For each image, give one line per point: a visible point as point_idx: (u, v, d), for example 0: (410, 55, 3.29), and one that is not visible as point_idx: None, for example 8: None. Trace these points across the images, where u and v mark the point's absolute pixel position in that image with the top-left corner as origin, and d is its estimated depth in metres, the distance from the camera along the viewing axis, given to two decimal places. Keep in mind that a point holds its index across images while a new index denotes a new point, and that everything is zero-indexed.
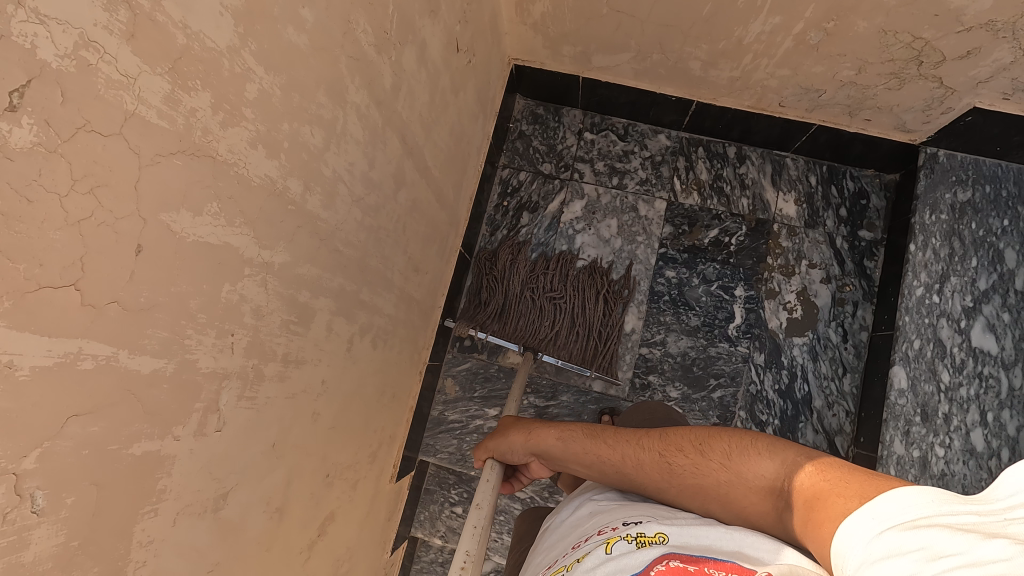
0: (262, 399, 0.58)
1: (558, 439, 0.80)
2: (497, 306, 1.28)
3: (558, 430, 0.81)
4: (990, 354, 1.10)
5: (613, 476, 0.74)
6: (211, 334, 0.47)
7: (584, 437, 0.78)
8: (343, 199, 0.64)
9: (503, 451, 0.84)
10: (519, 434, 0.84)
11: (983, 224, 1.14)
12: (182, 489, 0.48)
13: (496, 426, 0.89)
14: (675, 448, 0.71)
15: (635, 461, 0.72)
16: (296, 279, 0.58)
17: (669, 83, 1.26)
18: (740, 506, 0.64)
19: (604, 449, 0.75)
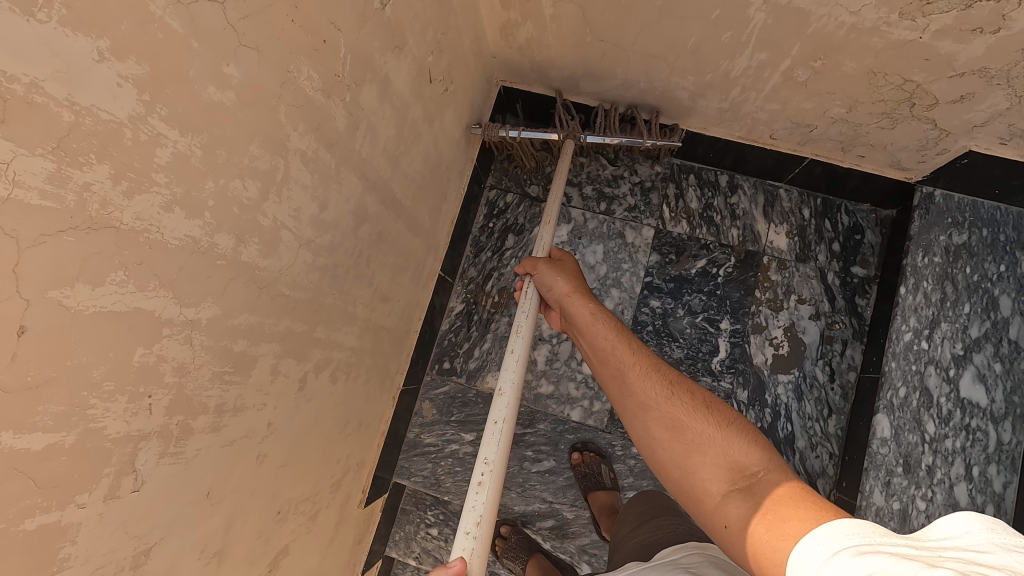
0: (191, 452, 0.57)
1: (590, 313, 0.79)
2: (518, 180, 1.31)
3: (596, 308, 0.80)
4: (978, 406, 1.06)
5: (612, 371, 0.74)
6: (123, 400, 0.46)
7: (620, 329, 0.77)
8: (287, 244, 0.63)
9: (542, 283, 0.85)
10: (566, 282, 0.83)
11: (977, 269, 1.10)
12: (93, 552, 0.47)
13: (543, 257, 0.87)
14: (685, 389, 0.69)
15: (642, 373, 0.71)
16: (229, 331, 0.57)
17: (659, 112, 1.22)
18: (699, 466, 0.61)
19: (625, 348, 0.74)
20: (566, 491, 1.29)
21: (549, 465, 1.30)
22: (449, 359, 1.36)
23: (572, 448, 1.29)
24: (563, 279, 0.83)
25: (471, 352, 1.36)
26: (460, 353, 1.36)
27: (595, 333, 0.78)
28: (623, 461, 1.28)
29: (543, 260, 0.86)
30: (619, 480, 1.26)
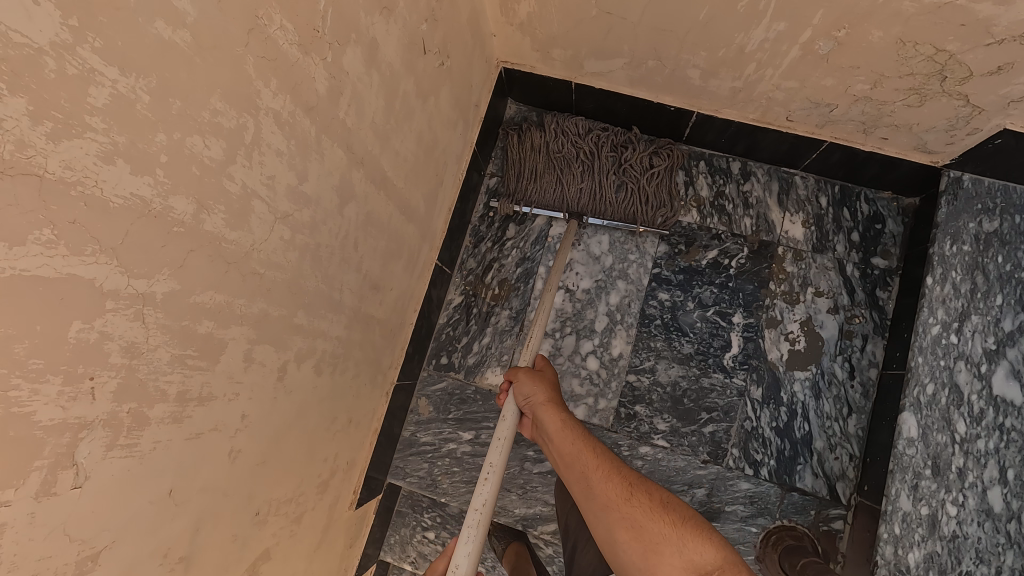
0: (147, 445, 0.51)
1: (559, 422, 0.89)
2: (528, 165, 1.28)
3: (566, 418, 0.90)
4: (1013, 404, 0.98)
5: (579, 475, 0.82)
6: (56, 381, 0.40)
7: (585, 438, 0.87)
8: (259, 216, 0.57)
9: (522, 391, 0.94)
10: (541, 394, 0.93)
11: (1010, 258, 1.02)
12: (24, 558, 0.41)
13: (527, 368, 0.98)
14: (643, 490, 0.77)
15: (605, 476, 0.79)
16: (191, 309, 0.51)
17: (668, 93, 1.16)
18: (655, 563, 0.68)
19: (589, 455, 0.83)
20: None
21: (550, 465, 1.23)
22: (446, 354, 1.30)
23: None
24: (539, 390, 0.93)
25: (470, 347, 1.29)
26: (458, 348, 1.30)
27: (563, 442, 0.87)
28: (630, 461, 1.21)
29: (525, 370, 0.96)
30: None
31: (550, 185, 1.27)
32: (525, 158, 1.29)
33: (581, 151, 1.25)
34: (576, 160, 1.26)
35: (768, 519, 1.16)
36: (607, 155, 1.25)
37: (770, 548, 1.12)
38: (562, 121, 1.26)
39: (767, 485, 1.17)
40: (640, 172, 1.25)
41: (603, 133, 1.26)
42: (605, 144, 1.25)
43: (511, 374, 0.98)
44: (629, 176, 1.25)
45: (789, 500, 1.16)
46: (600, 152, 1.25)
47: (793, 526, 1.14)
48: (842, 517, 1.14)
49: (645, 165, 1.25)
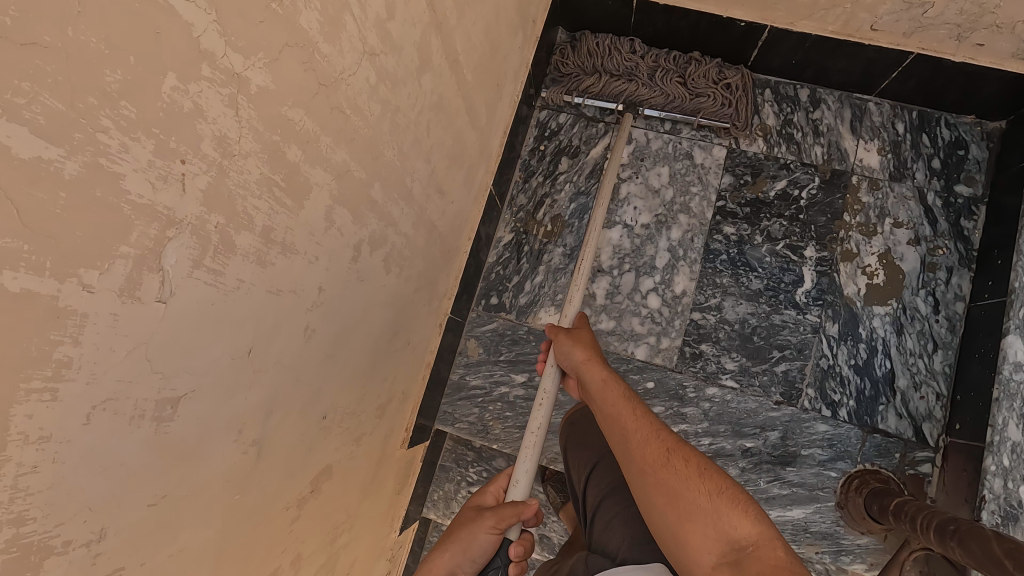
0: (231, 280, 0.43)
1: (601, 380, 0.75)
2: (583, 75, 1.23)
3: (608, 376, 0.75)
4: None
5: (614, 438, 0.69)
6: (147, 145, 0.32)
7: (626, 398, 0.72)
8: (350, 37, 0.50)
9: (562, 352, 0.82)
10: (584, 350, 0.80)
11: None
12: (101, 372, 0.34)
13: (567, 328, 0.85)
14: (681, 458, 0.62)
15: (641, 439, 0.65)
16: (280, 122, 0.44)
17: (740, 5, 1.10)
18: (690, 536, 0.56)
19: (627, 415, 0.69)
20: None
21: None
22: (497, 294, 1.23)
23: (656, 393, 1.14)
24: (581, 349, 0.80)
25: (522, 286, 1.22)
26: (509, 288, 1.22)
27: (601, 401, 0.73)
28: (697, 404, 1.13)
29: (563, 331, 0.84)
30: (691, 425, 1.12)
31: (609, 92, 1.21)
32: (581, 69, 1.23)
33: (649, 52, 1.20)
34: (640, 68, 1.20)
35: (848, 463, 1.08)
36: (675, 57, 1.19)
37: (853, 493, 1.03)
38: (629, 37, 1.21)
39: (847, 428, 1.09)
40: (709, 76, 1.18)
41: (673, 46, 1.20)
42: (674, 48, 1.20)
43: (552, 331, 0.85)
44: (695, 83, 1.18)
45: (871, 443, 1.08)
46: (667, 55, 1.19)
47: (877, 470, 1.06)
48: (930, 460, 1.06)
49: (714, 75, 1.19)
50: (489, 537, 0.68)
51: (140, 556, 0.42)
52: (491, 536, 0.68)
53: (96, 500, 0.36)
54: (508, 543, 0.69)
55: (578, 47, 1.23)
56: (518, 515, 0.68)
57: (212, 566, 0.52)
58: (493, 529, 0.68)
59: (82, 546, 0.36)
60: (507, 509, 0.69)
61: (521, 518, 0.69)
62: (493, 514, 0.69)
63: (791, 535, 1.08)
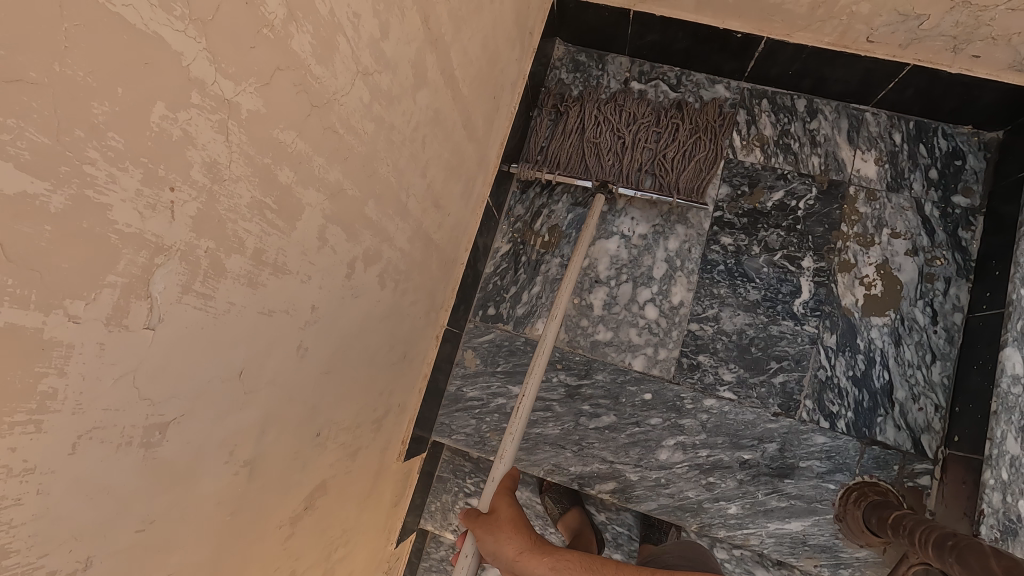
0: (221, 304, 0.43)
1: (551, 573, 0.64)
2: (555, 148, 1.21)
3: (556, 563, 0.65)
4: None
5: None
6: (137, 174, 0.32)
7: (590, 574, 0.63)
8: (344, 57, 0.49)
9: (489, 552, 0.69)
10: (513, 538, 0.68)
11: None
12: (88, 402, 0.34)
13: (479, 513, 0.72)
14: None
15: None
16: (273, 145, 0.43)
17: (737, 16, 1.10)
18: None
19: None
20: (629, 450, 1.13)
21: (608, 420, 1.14)
22: (494, 305, 1.22)
23: (654, 404, 1.14)
24: (508, 540, 0.68)
25: (519, 297, 1.22)
26: (506, 298, 1.22)
27: None
28: (694, 416, 1.12)
29: (477, 518, 0.71)
30: (688, 436, 1.12)
31: (579, 167, 1.19)
32: (556, 141, 1.22)
33: (619, 141, 1.19)
34: (612, 145, 1.19)
35: (846, 475, 1.07)
36: (644, 147, 1.18)
37: (851, 505, 1.03)
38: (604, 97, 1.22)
39: (845, 439, 1.08)
40: (678, 160, 1.17)
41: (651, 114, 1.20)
42: (644, 138, 1.18)
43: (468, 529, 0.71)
44: (664, 158, 1.18)
45: (869, 454, 1.07)
46: (636, 145, 1.19)
47: (875, 482, 1.06)
48: (929, 472, 1.05)
49: (683, 156, 1.19)
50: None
51: None
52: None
53: (81, 530, 0.36)
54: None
55: (558, 119, 1.24)
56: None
57: None
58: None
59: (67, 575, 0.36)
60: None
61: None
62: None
63: (789, 547, 1.07)
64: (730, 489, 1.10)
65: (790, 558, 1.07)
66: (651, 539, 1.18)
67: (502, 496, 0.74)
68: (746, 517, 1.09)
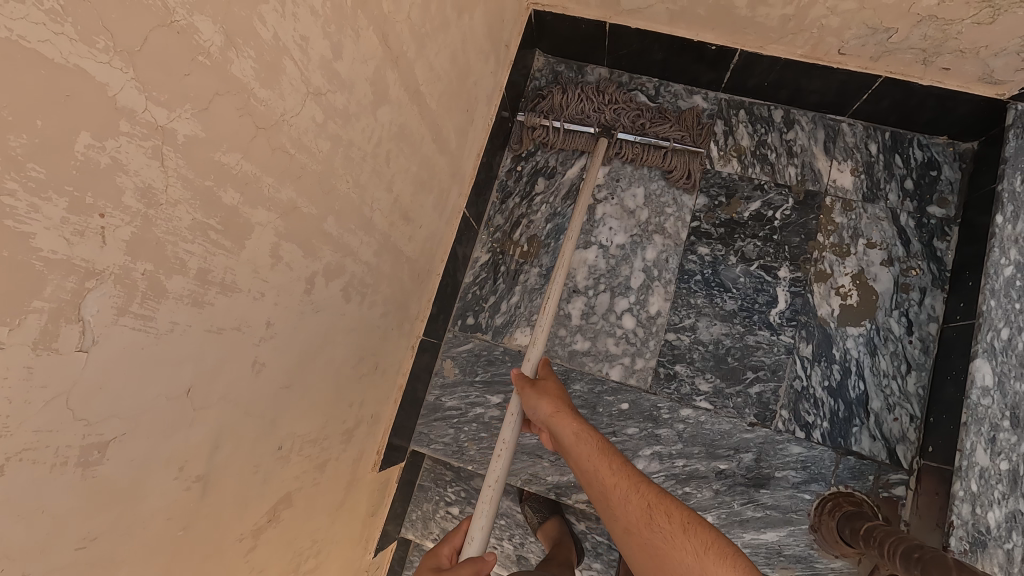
0: (163, 324, 0.44)
1: (572, 434, 0.78)
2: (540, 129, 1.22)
3: (579, 429, 0.78)
4: None
5: (593, 494, 0.73)
6: (61, 202, 0.33)
7: (598, 452, 0.75)
8: (292, 80, 0.50)
9: (530, 407, 0.83)
10: (552, 405, 0.81)
11: None
12: (16, 424, 0.34)
13: (533, 379, 0.86)
14: (663, 511, 0.67)
15: (623, 498, 0.69)
16: (215, 168, 0.44)
17: (711, 28, 1.11)
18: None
19: (603, 471, 0.73)
20: None
21: None
22: (473, 315, 1.23)
23: (631, 414, 1.14)
24: (549, 403, 0.81)
25: (497, 306, 1.22)
26: (485, 308, 1.23)
27: (576, 457, 0.76)
28: (671, 425, 1.13)
29: (529, 382, 0.85)
30: (665, 446, 1.12)
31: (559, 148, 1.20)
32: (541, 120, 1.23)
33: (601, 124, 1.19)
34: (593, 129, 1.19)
35: (822, 485, 1.08)
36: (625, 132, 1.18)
37: (826, 516, 1.03)
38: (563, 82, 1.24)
39: (821, 449, 1.09)
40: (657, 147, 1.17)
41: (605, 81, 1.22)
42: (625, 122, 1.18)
43: (519, 386, 0.85)
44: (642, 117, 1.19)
45: (845, 465, 1.07)
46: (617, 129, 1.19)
47: (850, 492, 1.06)
48: (904, 482, 1.06)
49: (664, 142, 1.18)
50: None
51: None
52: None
53: (13, 550, 0.37)
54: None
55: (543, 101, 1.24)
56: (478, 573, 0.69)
57: None
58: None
59: None
60: (467, 566, 0.69)
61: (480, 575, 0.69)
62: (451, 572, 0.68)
63: (765, 558, 1.07)
64: (705, 498, 1.10)
65: (766, 568, 1.07)
66: None
67: (553, 379, 0.87)
68: (722, 527, 1.09)
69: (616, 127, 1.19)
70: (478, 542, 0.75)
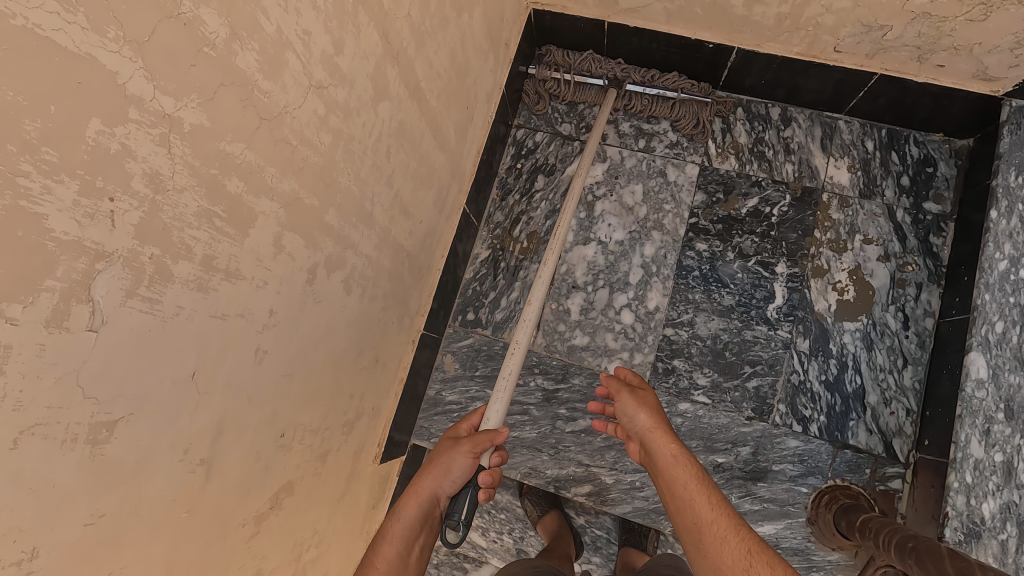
0: (169, 308, 0.45)
1: (671, 457, 0.79)
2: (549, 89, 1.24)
3: (678, 455, 0.79)
4: None
5: (687, 524, 0.73)
6: (72, 186, 0.34)
7: (697, 482, 0.75)
8: (293, 74, 0.52)
9: (628, 416, 0.86)
10: (653, 423, 0.84)
11: None
12: (29, 400, 0.36)
13: (638, 390, 0.89)
14: (764, 560, 0.65)
15: (719, 536, 0.69)
16: (219, 158, 0.46)
17: (707, 27, 1.12)
18: None
19: (701, 503, 0.73)
20: (606, 454, 1.14)
21: (585, 424, 1.16)
22: (473, 310, 1.24)
23: None
24: (651, 419, 0.84)
25: (497, 302, 1.23)
26: (485, 303, 1.24)
27: (674, 480, 0.77)
28: (669, 419, 1.13)
29: (629, 391, 0.88)
30: None
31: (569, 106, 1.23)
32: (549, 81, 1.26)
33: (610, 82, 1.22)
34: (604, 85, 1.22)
35: (819, 478, 1.08)
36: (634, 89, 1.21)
37: (823, 509, 1.04)
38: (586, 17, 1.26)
39: (817, 443, 1.09)
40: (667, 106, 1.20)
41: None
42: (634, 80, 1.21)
43: (618, 394, 0.88)
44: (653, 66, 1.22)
45: (842, 458, 1.08)
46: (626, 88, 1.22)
47: (847, 486, 1.07)
48: (900, 475, 1.07)
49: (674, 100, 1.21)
50: (466, 460, 0.78)
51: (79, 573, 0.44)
52: (468, 461, 0.78)
53: (26, 521, 0.38)
54: (479, 471, 0.79)
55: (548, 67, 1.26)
56: (491, 441, 0.80)
57: None
58: (470, 453, 0.78)
59: (13, 564, 0.38)
60: (482, 437, 0.80)
61: (494, 443, 0.80)
62: (470, 441, 0.80)
63: None
64: None
65: None
66: (631, 542, 1.20)
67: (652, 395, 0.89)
68: None
69: (626, 79, 1.21)
70: (495, 418, 0.84)
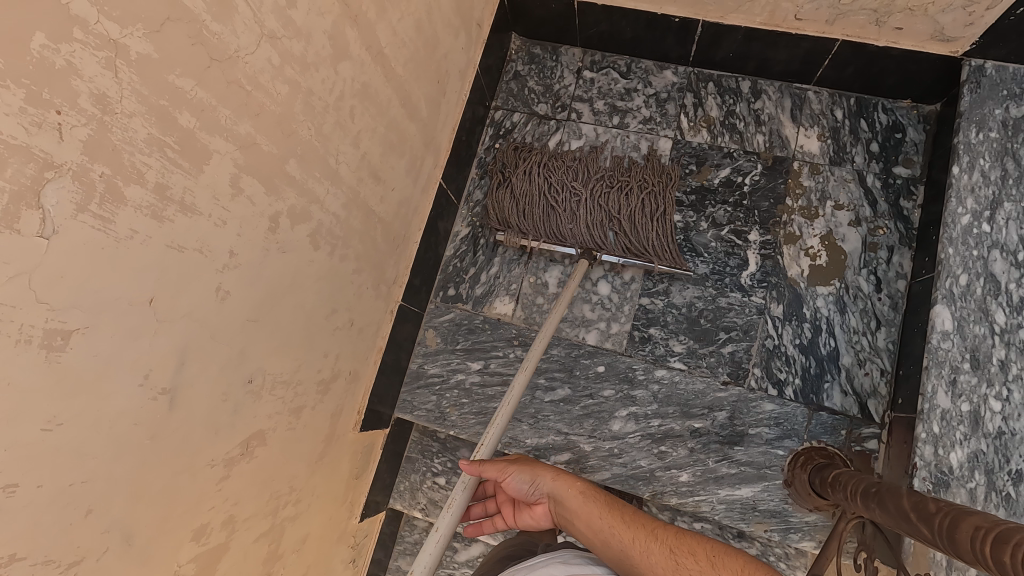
0: (123, 229, 0.48)
1: (580, 495, 0.80)
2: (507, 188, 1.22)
3: (585, 490, 0.81)
4: (999, 327, 0.93)
5: (616, 556, 0.71)
6: (18, 93, 0.38)
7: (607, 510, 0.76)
8: (245, 19, 0.55)
9: (527, 480, 0.84)
10: (550, 475, 0.84)
11: (997, 166, 0.98)
12: None
13: (515, 459, 0.88)
14: (687, 551, 0.69)
15: (645, 543, 0.70)
16: (170, 89, 0.49)
17: (672, 2, 1.16)
18: None
19: (618, 525, 0.74)
20: (584, 421, 1.16)
21: (563, 394, 1.17)
22: (454, 286, 1.27)
23: (611, 378, 1.16)
24: (549, 471, 0.85)
25: (478, 277, 1.26)
26: (466, 279, 1.27)
27: (590, 519, 0.76)
28: (646, 386, 1.15)
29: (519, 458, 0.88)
30: (641, 406, 1.14)
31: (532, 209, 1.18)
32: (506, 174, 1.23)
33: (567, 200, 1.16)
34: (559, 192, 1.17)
35: (795, 441, 1.09)
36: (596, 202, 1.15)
37: (799, 470, 1.05)
38: (577, 155, 1.21)
39: (793, 406, 1.10)
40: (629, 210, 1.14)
41: (602, 172, 1.19)
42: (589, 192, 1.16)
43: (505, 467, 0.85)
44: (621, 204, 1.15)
45: (818, 420, 1.09)
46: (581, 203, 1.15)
47: (823, 447, 1.08)
48: (876, 436, 1.08)
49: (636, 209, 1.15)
50: None
51: (37, 477, 0.47)
52: None
53: None
54: None
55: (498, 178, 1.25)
56: None
57: (124, 505, 0.56)
58: None
59: None
60: None
61: None
62: None
63: (740, 513, 1.09)
64: (681, 457, 1.12)
65: (741, 523, 1.09)
66: None
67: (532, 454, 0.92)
68: (698, 485, 1.11)
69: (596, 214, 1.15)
70: None
